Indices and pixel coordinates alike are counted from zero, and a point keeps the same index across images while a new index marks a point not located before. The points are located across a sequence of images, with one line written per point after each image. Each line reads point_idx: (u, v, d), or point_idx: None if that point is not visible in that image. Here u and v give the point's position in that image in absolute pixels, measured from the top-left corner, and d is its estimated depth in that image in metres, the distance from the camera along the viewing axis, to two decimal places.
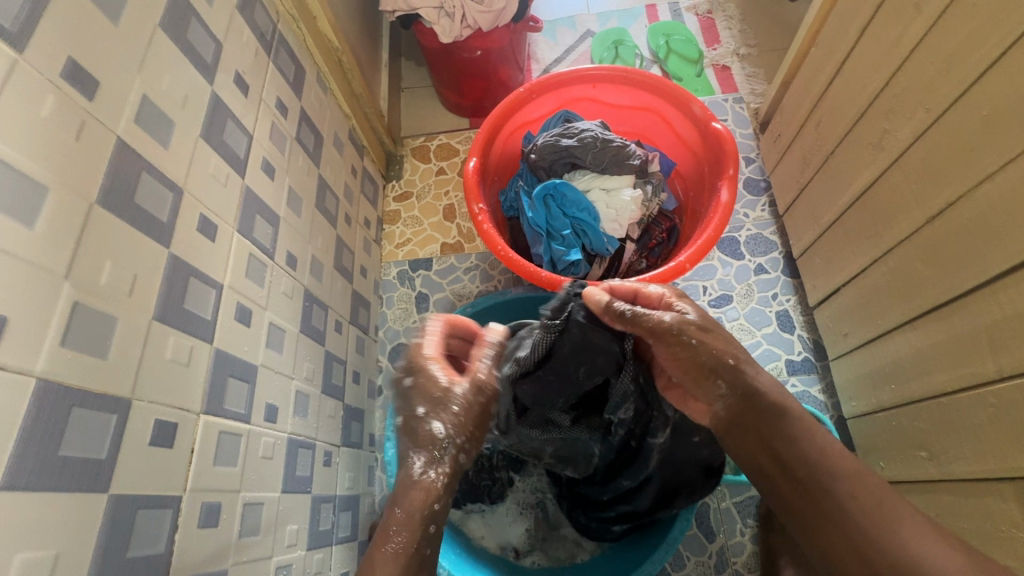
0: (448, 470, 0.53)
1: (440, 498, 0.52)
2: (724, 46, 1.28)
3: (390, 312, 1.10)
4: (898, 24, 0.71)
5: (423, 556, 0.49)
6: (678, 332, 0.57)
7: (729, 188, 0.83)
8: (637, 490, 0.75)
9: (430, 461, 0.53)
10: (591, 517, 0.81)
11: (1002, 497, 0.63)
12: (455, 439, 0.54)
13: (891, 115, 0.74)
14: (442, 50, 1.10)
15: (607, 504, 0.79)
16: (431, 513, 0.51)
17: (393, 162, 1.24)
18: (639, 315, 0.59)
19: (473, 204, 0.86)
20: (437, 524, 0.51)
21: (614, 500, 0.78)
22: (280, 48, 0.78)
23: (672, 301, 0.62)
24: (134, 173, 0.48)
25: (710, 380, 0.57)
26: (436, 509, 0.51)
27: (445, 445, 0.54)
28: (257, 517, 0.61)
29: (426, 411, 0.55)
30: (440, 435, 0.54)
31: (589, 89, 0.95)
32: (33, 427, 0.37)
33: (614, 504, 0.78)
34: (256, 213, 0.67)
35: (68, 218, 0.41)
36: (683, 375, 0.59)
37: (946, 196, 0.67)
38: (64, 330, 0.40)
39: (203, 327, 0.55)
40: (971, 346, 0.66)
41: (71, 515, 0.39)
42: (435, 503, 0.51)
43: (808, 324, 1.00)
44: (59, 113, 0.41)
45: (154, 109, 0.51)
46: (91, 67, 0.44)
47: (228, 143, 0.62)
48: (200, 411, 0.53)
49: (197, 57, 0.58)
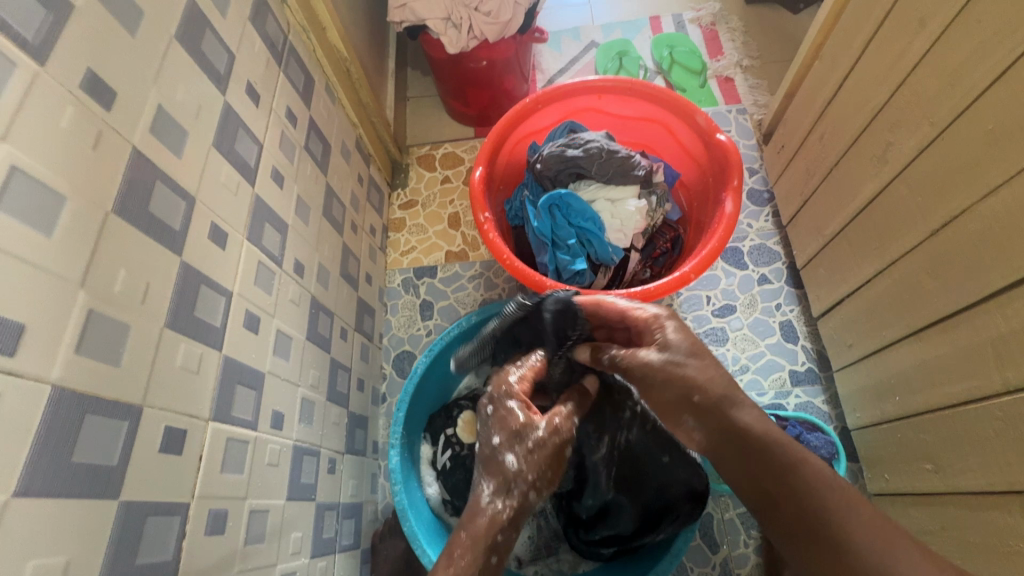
0: (513, 502, 0.55)
1: (498, 513, 0.54)
2: (727, 58, 1.29)
3: (394, 319, 1.10)
4: (902, 39, 0.72)
5: (489, 564, 0.52)
6: (652, 373, 0.59)
7: (733, 199, 0.83)
8: (623, 508, 0.76)
9: (496, 489, 0.55)
10: (579, 536, 0.81)
11: (1008, 511, 0.63)
12: (526, 475, 0.56)
13: (894, 128, 0.74)
14: (448, 60, 1.11)
15: (591, 525, 0.79)
16: (495, 529, 0.53)
17: (398, 170, 1.25)
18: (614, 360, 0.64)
19: (480, 213, 0.87)
20: (502, 538, 0.53)
21: (597, 522, 0.78)
22: (290, 58, 0.79)
23: (659, 327, 0.61)
24: (148, 182, 0.48)
25: (680, 415, 0.57)
26: (499, 539, 0.53)
27: (512, 475, 0.56)
28: (262, 525, 0.61)
29: (501, 442, 0.58)
30: (512, 468, 0.56)
31: (595, 100, 0.96)
32: (47, 434, 0.37)
33: (598, 525, 0.78)
34: (265, 221, 0.68)
35: (85, 227, 0.41)
36: (660, 406, 0.60)
37: (950, 209, 0.67)
38: (79, 337, 0.40)
39: (213, 334, 0.55)
40: (976, 359, 0.66)
41: (83, 522, 0.39)
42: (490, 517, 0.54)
43: (812, 334, 1.00)
44: (78, 124, 0.41)
45: (169, 119, 0.51)
46: (109, 78, 0.45)
47: (239, 152, 0.63)
48: (209, 419, 0.53)
49: (210, 67, 0.59)
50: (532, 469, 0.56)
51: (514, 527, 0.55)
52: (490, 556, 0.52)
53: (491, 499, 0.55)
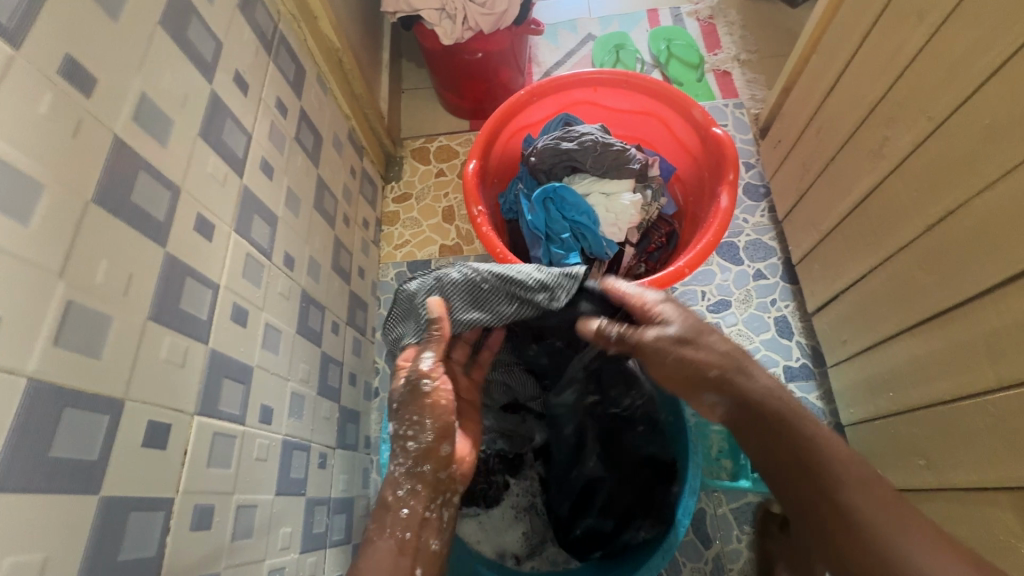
0: (401, 462, 0.62)
1: (404, 486, 0.61)
2: (724, 52, 1.28)
3: (387, 313, 1.09)
4: (900, 32, 0.71)
5: (404, 540, 0.59)
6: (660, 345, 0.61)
7: (729, 193, 0.83)
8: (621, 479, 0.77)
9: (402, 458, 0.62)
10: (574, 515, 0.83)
11: (1000, 507, 0.63)
12: (402, 437, 0.62)
13: (891, 123, 0.74)
14: (443, 52, 1.10)
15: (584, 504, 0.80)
16: (400, 500, 0.60)
17: (392, 164, 1.23)
18: (625, 335, 0.63)
19: (472, 206, 0.86)
20: (411, 509, 0.60)
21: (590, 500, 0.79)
22: (281, 47, 0.77)
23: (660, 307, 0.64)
24: (130, 171, 0.47)
25: (699, 394, 0.60)
26: (399, 493, 0.60)
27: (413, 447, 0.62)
28: (250, 520, 0.60)
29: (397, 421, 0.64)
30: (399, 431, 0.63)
31: (590, 93, 0.95)
32: (24, 428, 0.36)
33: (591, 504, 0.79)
34: (254, 213, 0.67)
35: (63, 217, 0.40)
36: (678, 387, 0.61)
37: (946, 205, 0.67)
38: (56, 330, 0.39)
39: (199, 328, 0.54)
40: (970, 355, 0.66)
41: (62, 518, 0.39)
42: (398, 491, 0.61)
43: (807, 330, 1.00)
44: (56, 111, 0.40)
45: (152, 107, 0.50)
46: (89, 64, 0.43)
47: (226, 142, 0.62)
48: (194, 413, 0.52)
49: (197, 55, 0.57)
50: (421, 449, 0.61)
51: (422, 497, 0.61)
52: (401, 528, 0.59)
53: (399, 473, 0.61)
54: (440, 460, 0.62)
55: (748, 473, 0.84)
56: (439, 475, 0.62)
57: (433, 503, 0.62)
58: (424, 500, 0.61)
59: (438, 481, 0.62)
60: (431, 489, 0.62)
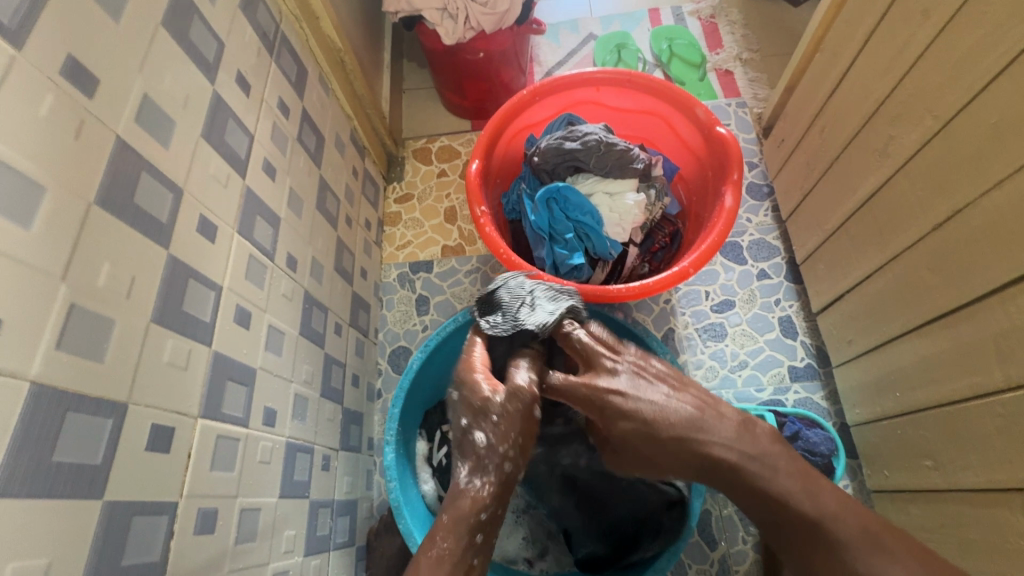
0: (491, 478, 0.59)
1: (487, 509, 0.57)
2: (726, 51, 1.27)
3: (389, 314, 1.09)
4: (905, 30, 0.71)
5: (473, 566, 0.55)
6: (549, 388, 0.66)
7: (733, 193, 0.82)
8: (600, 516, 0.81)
9: (476, 472, 0.60)
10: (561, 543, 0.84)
11: (1010, 508, 0.63)
12: (497, 447, 0.60)
13: (896, 121, 0.73)
14: (445, 52, 1.10)
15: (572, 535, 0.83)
16: (479, 515, 0.57)
17: (394, 164, 1.23)
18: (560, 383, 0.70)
19: (475, 206, 0.85)
20: (484, 535, 0.57)
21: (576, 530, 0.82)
22: (283, 48, 0.77)
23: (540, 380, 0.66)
24: (133, 173, 0.47)
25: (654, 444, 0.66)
26: (482, 518, 0.57)
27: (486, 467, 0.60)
28: (254, 523, 0.60)
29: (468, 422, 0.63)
30: (481, 444, 0.61)
31: (593, 92, 0.95)
32: (26, 432, 0.36)
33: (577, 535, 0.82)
34: (256, 214, 0.66)
35: (65, 218, 0.40)
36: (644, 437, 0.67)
37: (953, 204, 0.66)
38: (59, 333, 0.39)
39: (202, 330, 0.54)
40: (978, 355, 0.66)
41: (66, 523, 0.38)
42: (482, 515, 0.57)
43: (811, 330, 0.99)
44: (57, 112, 0.40)
45: (155, 108, 0.50)
46: (91, 65, 0.43)
47: (229, 142, 0.62)
48: (198, 416, 0.52)
49: (198, 56, 0.57)
50: (501, 465, 0.60)
51: (495, 524, 0.58)
52: (473, 555, 0.56)
53: (473, 484, 0.59)
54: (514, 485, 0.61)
55: None
56: (506, 492, 0.60)
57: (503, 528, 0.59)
58: (497, 525, 0.58)
59: (507, 501, 0.60)
60: (498, 509, 0.58)
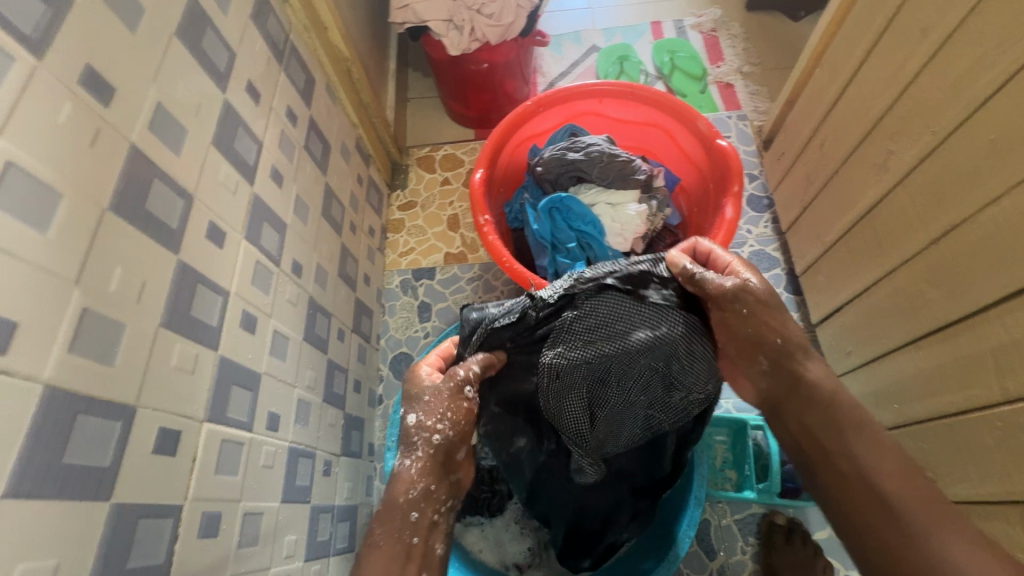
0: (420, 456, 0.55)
1: (417, 485, 0.54)
2: (727, 64, 1.29)
3: (392, 321, 1.10)
4: (904, 47, 0.72)
5: (410, 545, 0.52)
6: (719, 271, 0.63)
7: (734, 204, 0.83)
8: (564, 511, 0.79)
9: (409, 453, 0.56)
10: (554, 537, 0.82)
11: (1008, 521, 0.63)
12: (426, 423, 0.56)
13: (895, 136, 0.75)
14: (450, 62, 1.11)
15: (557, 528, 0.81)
16: (410, 503, 0.53)
17: (398, 172, 1.24)
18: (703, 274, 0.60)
19: (479, 215, 0.86)
20: (421, 512, 0.53)
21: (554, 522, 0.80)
22: (291, 57, 0.78)
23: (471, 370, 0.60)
24: (146, 179, 0.48)
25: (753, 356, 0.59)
26: (413, 496, 0.54)
27: (421, 445, 0.56)
28: (256, 528, 0.60)
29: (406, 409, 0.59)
30: (413, 424, 0.57)
31: (596, 103, 0.96)
32: (38, 434, 0.37)
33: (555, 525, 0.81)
34: (263, 220, 0.67)
35: (80, 224, 0.41)
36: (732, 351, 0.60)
37: (951, 218, 0.67)
38: (72, 336, 0.39)
39: (209, 334, 0.55)
40: (976, 367, 0.66)
41: (73, 524, 0.39)
42: (411, 492, 0.54)
43: (811, 341, 1.00)
44: (74, 120, 0.41)
45: (167, 116, 0.51)
46: (107, 74, 0.44)
47: (238, 149, 0.63)
48: (203, 419, 0.52)
49: (211, 65, 0.58)
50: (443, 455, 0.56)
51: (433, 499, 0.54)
52: (410, 534, 0.52)
53: (406, 465, 0.55)
54: (454, 461, 0.57)
55: (753, 483, 0.86)
56: (449, 470, 0.56)
57: (443, 507, 0.55)
58: (434, 503, 0.54)
59: (450, 481, 0.56)
60: (439, 489, 0.55)
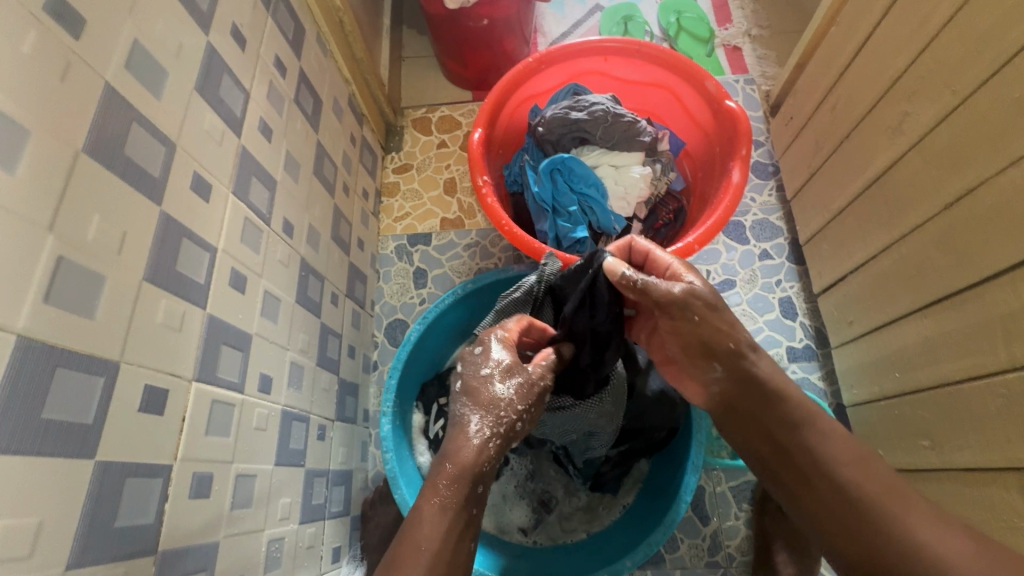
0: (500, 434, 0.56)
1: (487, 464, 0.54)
2: (735, 26, 1.24)
3: (387, 287, 1.07)
4: (927, 2, 0.68)
5: (473, 516, 0.52)
6: (687, 303, 0.59)
7: (741, 168, 0.81)
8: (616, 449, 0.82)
9: (486, 420, 0.56)
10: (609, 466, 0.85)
11: (1004, 486, 0.63)
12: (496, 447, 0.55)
13: (912, 98, 0.72)
14: (446, 17, 1.05)
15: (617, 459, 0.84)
16: (479, 476, 0.53)
17: (393, 133, 1.20)
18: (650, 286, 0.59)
19: (477, 177, 0.83)
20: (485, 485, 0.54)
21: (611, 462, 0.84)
22: (280, 2, 0.73)
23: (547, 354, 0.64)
24: (124, 123, 0.44)
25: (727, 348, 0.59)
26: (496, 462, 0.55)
27: (506, 408, 0.57)
28: (249, 490, 0.59)
29: (491, 374, 0.59)
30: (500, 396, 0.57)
31: (600, 62, 0.92)
32: (13, 387, 0.34)
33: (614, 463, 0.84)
34: (252, 175, 0.64)
35: (52, 165, 0.38)
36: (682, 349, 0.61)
37: (967, 182, 0.65)
38: (46, 286, 0.37)
39: (196, 292, 0.52)
40: (982, 337, 0.65)
41: (55, 481, 0.37)
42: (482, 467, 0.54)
43: (811, 311, 0.99)
44: (40, 51, 0.37)
45: (146, 55, 0.47)
46: (77, 2, 0.40)
47: (224, 99, 0.59)
48: (192, 379, 0.51)
49: (191, 3, 0.54)
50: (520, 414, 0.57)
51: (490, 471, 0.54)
52: (473, 504, 0.52)
53: (508, 393, 0.57)
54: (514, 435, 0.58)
55: None
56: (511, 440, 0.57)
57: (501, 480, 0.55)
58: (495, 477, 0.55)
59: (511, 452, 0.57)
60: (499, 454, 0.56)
